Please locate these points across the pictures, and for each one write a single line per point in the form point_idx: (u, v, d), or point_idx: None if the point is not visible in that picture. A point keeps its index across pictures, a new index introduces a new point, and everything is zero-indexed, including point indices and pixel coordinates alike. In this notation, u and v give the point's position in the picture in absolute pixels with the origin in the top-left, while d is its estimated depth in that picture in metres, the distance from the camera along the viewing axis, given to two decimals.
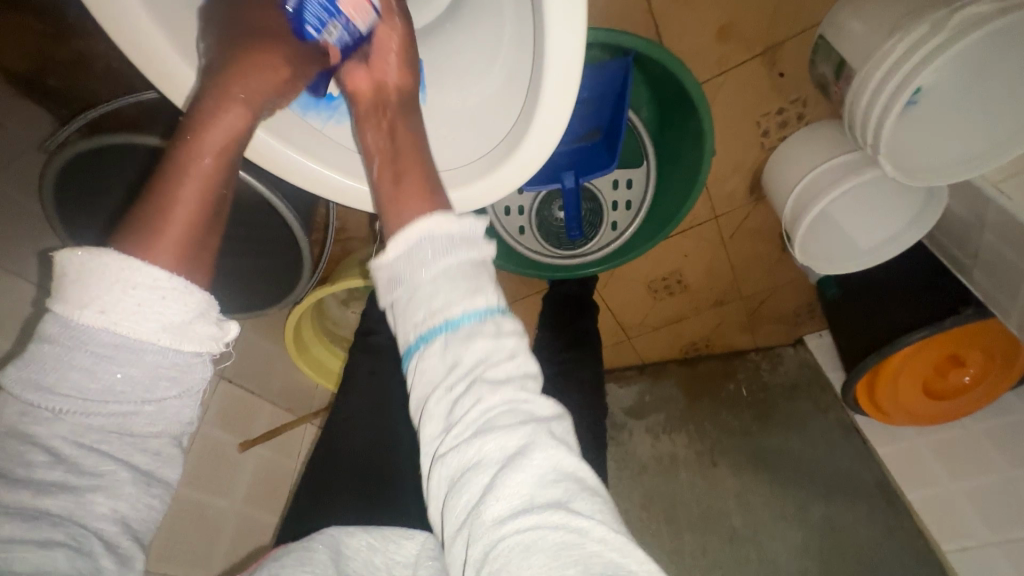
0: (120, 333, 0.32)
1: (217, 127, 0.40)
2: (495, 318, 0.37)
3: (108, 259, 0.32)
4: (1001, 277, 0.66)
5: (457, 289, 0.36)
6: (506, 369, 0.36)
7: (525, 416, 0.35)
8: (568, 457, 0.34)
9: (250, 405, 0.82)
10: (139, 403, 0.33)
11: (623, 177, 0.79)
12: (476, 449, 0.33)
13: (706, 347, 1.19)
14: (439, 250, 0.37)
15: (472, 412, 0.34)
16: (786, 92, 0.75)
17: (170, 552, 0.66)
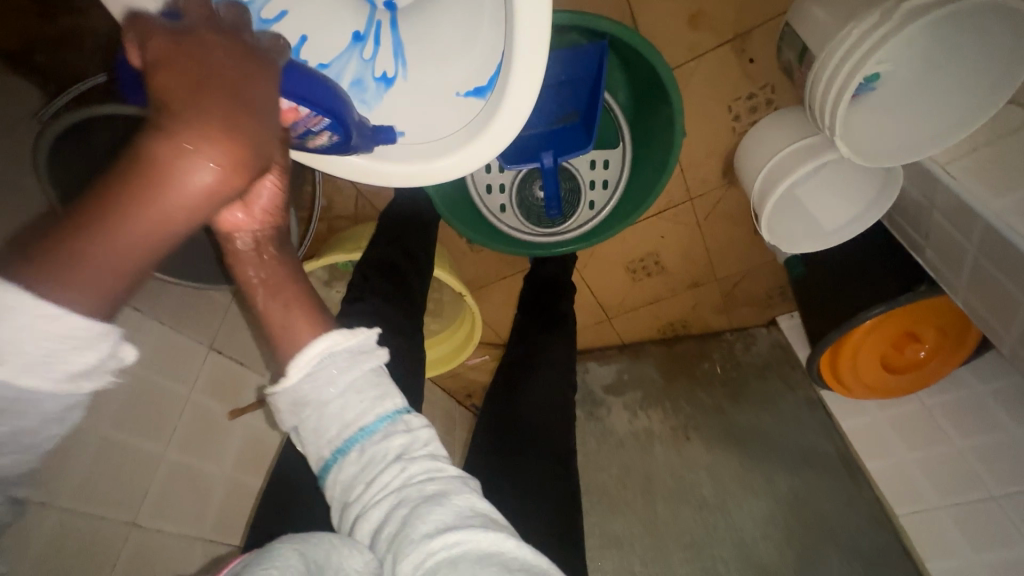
0: (12, 382, 0.30)
1: (181, 190, 0.34)
2: (405, 414, 0.44)
3: (9, 304, 0.29)
4: (949, 255, 0.70)
5: (370, 390, 0.44)
6: (422, 444, 0.42)
7: (442, 471, 0.41)
8: (482, 498, 0.40)
9: (238, 375, 0.85)
10: (17, 451, 0.33)
11: (600, 157, 0.84)
12: (399, 498, 0.38)
13: (683, 327, 1.24)
14: (341, 368, 0.44)
15: (392, 480, 0.40)
16: (755, 78, 0.79)
17: (164, 508, 0.69)
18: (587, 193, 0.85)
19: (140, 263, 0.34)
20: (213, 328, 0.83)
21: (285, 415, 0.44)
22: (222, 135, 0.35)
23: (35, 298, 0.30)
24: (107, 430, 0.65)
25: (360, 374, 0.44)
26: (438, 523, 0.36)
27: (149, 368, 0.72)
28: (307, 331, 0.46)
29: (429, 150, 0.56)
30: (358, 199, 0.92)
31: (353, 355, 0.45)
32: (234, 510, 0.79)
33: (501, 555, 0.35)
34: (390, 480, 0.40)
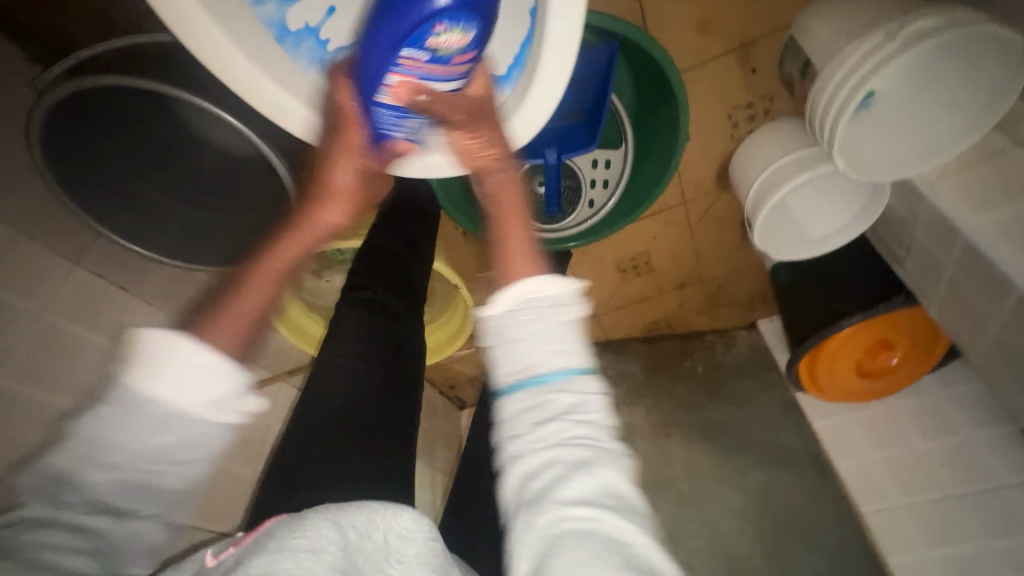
0: (170, 404, 0.43)
1: (282, 252, 0.58)
2: (590, 373, 0.42)
3: (169, 341, 0.44)
4: (928, 268, 0.74)
5: (562, 340, 0.42)
6: (592, 410, 0.41)
7: (602, 445, 0.39)
8: (631, 488, 0.38)
9: None
10: (167, 465, 0.44)
11: (602, 157, 0.84)
12: (551, 458, 0.38)
13: (666, 327, 1.29)
14: (544, 309, 0.42)
15: (553, 433, 0.39)
16: (755, 88, 0.81)
17: None
18: (587, 192, 0.85)
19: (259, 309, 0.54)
20: None
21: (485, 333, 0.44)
22: (324, 218, 0.62)
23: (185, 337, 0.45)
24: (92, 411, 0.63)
25: (558, 321, 0.42)
26: (584, 501, 0.36)
27: None
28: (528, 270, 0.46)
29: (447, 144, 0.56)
30: None
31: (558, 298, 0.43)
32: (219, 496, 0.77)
33: (629, 548, 0.35)
34: (551, 434, 0.39)
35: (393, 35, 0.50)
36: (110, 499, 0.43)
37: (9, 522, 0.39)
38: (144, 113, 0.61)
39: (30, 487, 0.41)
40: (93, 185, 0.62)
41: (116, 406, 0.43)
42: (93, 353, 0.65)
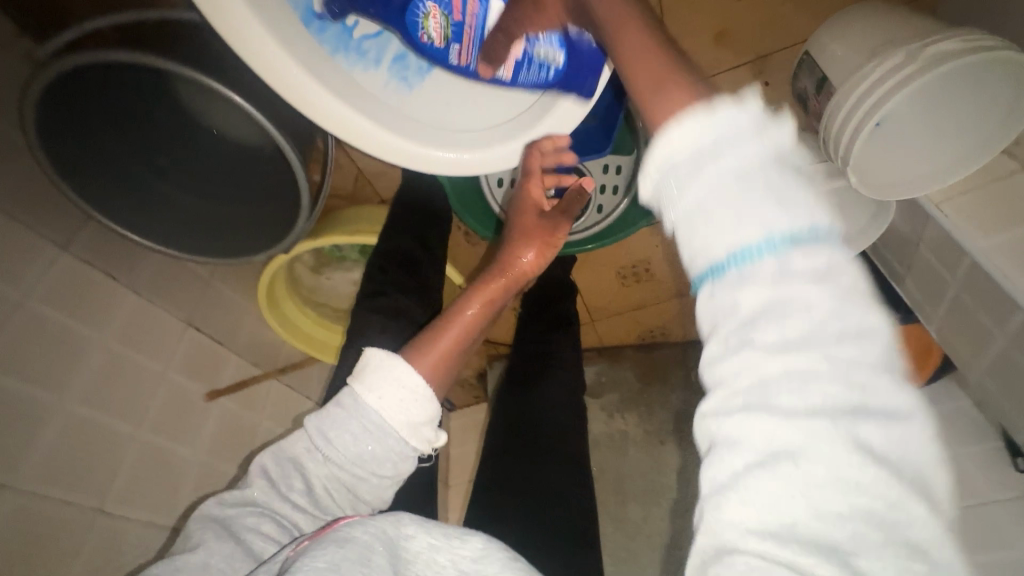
0: (378, 418, 0.55)
1: (470, 302, 0.69)
2: (808, 253, 0.28)
3: (387, 361, 0.57)
4: (930, 286, 0.75)
5: (737, 209, 0.29)
6: (807, 324, 0.27)
7: (819, 389, 0.27)
8: (879, 453, 0.26)
9: (216, 355, 0.80)
10: (369, 470, 0.55)
11: (613, 162, 0.83)
12: (742, 421, 0.28)
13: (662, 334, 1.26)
14: (706, 161, 0.30)
15: (745, 381, 0.28)
16: (767, 101, 0.81)
17: (131, 494, 0.64)
18: (597, 196, 0.85)
19: (452, 350, 0.64)
20: (190, 303, 0.78)
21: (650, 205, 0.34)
22: (509, 262, 0.71)
23: (399, 360, 0.57)
24: (75, 406, 0.60)
25: (728, 171, 0.30)
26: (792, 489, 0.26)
27: (122, 344, 0.66)
28: (685, 94, 0.33)
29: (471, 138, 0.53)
30: (357, 179, 0.88)
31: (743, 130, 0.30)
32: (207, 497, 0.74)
33: None
34: (738, 371, 0.28)
35: (441, 58, 0.53)
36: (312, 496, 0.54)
37: (246, 500, 0.53)
38: (146, 91, 0.57)
39: (263, 471, 0.55)
40: (91, 171, 0.59)
41: (344, 408, 0.56)
42: (79, 345, 0.61)
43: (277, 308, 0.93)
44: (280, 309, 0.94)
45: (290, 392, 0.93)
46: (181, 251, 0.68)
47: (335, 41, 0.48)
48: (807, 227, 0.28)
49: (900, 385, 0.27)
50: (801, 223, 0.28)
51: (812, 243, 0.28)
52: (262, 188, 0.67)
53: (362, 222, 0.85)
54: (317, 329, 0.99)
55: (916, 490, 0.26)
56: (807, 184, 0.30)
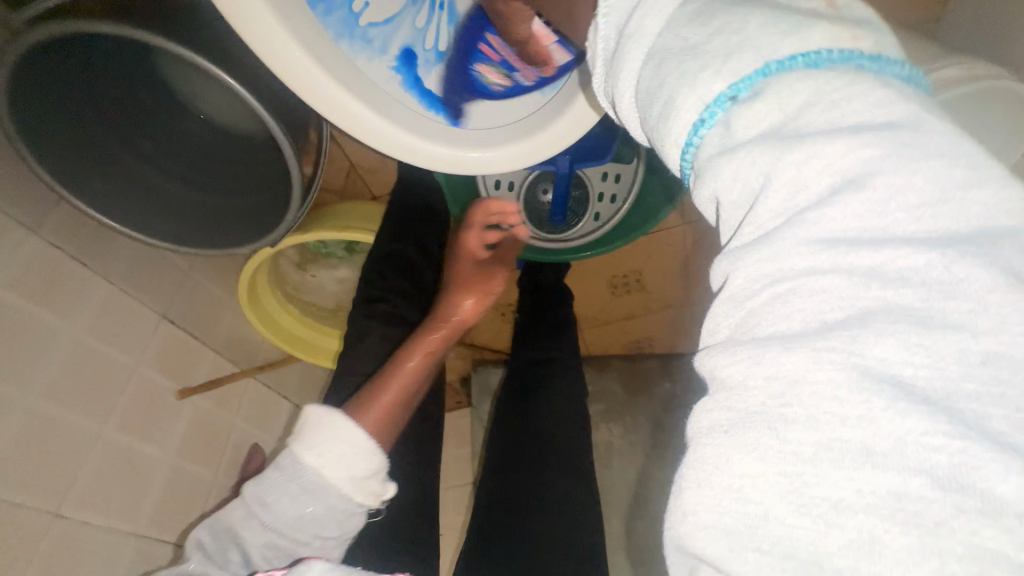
0: (320, 477, 0.58)
1: (416, 355, 0.68)
2: (766, 112, 0.23)
3: (325, 419, 0.59)
4: None
5: (667, 97, 0.27)
6: (792, 194, 0.22)
7: (795, 299, 0.22)
8: (892, 381, 0.19)
9: (191, 351, 0.76)
10: (309, 530, 0.58)
11: (612, 170, 0.82)
12: (717, 369, 0.24)
13: (649, 345, 1.21)
14: (641, 37, 0.29)
15: (732, 290, 0.24)
16: None
17: (92, 496, 0.60)
18: (594, 204, 0.84)
19: (396, 401, 0.65)
20: (166, 296, 0.74)
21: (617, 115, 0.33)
22: (452, 310, 0.72)
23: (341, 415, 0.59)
24: (36, 399, 0.55)
25: (643, 54, 0.29)
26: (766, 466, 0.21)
27: (90, 334, 0.62)
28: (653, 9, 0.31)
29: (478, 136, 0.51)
30: (350, 175, 0.86)
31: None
32: (175, 501, 0.69)
33: None
34: (730, 280, 0.24)
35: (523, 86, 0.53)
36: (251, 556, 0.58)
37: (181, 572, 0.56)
38: (133, 69, 0.55)
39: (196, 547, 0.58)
40: (66, 146, 0.55)
41: (284, 471, 0.58)
42: (45, 334, 0.57)
43: (259, 305, 0.90)
44: (261, 306, 0.90)
45: (266, 392, 0.89)
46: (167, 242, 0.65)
47: (340, 26, 0.45)
48: (748, 80, 0.24)
49: (945, 266, 0.19)
50: (744, 79, 0.24)
51: (763, 98, 0.23)
52: (255, 171, 0.64)
53: (353, 218, 0.82)
54: (301, 328, 0.96)
55: (986, 448, 0.18)
56: (772, 11, 0.25)
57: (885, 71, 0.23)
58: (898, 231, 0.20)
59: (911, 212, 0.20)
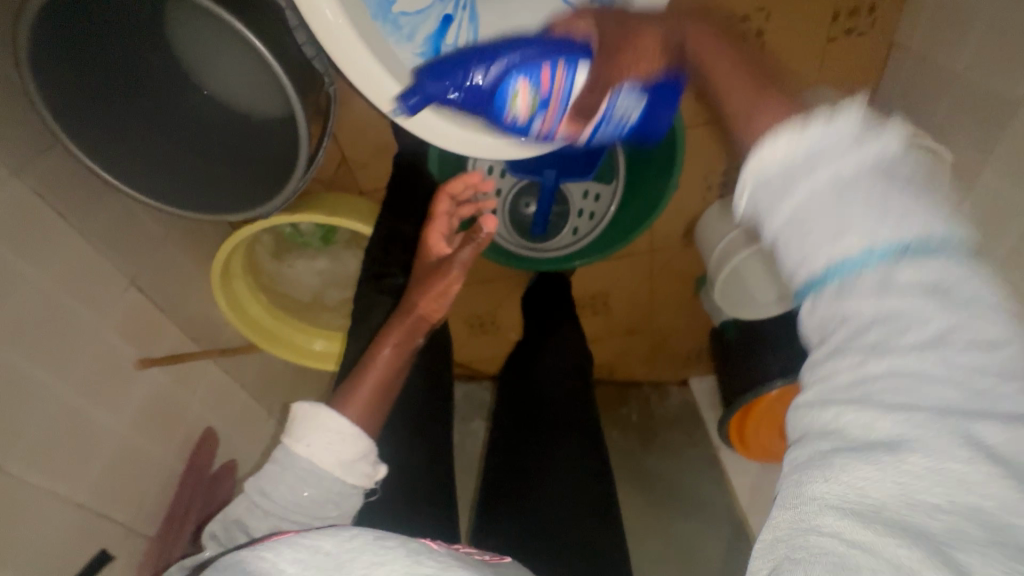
0: (314, 463, 0.59)
1: (387, 345, 0.70)
2: (925, 250, 0.28)
3: (307, 412, 0.61)
4: None
5: (821, 218, 0.30)
6: (941, 350, 0.27)
7: (924, 439, 0.27)
8: (1003, 457, 0.26)
9: (157, 322, 0.74)
10: (308, 516, 0.58)
11: (593, 189, 0.88)
12: (837, 416, 0.29)
13: (609, 372, 1.32)
14: (833, 152, 0.30)
15: (875, 413, 0.28)
16: (731, 159, 0.92)
17: (39, 460, 0.56)
18: (573, 219, 0.89)
19: (375, 389, 0.67)
20: (143, 264, 0.72)
21: (743, 222, 0.35)
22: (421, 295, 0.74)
23: (322, 407, 0.61)
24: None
25: (821, 181, 0.30)
26: (885, 497, 0.27)
27: (62, 291, 0.60)
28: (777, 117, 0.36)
29: (481, 123, 0.56)
30: (342, 167, 0.88)
31: (851, 148, 0.30)
32: (122, 476, 0.66)
33: None
34: (874, 407, 0.28)
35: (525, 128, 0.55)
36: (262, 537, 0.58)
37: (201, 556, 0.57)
38: None
39: (211, 536, 0.59)
40: (76, 93, 0.55)
41: (278, 462, 0.60)
42: (18, 283, 0.55)
43: (230, 290, 0.88)
44: (232, 291, 0.88)
45: (226, 377, 0.87)
46: (142, 195, 0.63)
47: (376, 8, 0.51)
48: (915, 238, 0.28)
49: None
50: (914, 237, 0.28)
51: (925, 258, 0.28)
52: (252, 147, 0.66)
53: (342, 210, 0.83)
54: (267, 317, 0.94)
55: None
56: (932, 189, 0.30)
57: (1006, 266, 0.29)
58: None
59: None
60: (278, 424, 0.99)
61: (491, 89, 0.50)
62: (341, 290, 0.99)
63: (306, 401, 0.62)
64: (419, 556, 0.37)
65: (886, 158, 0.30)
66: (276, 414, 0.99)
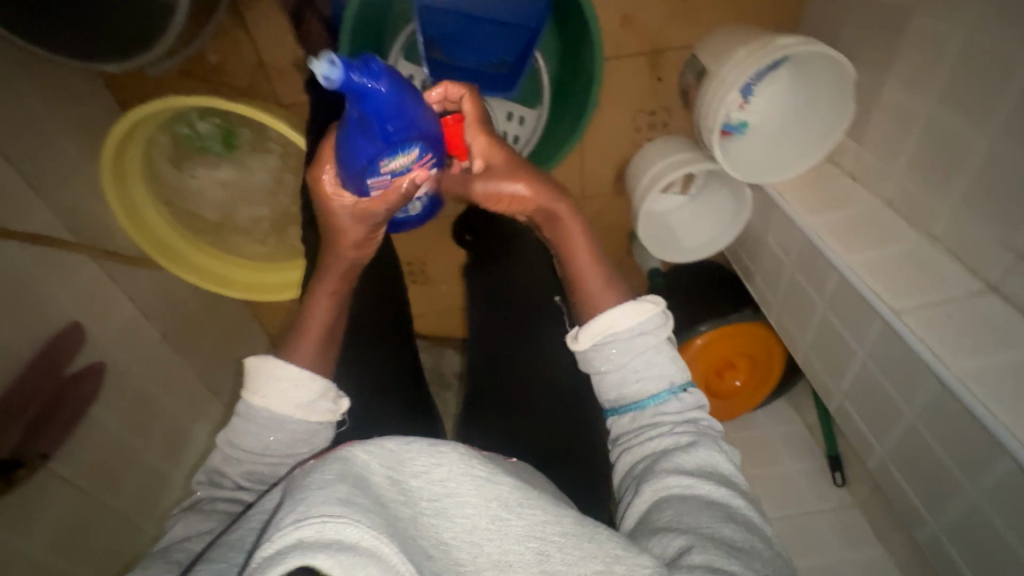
0: (270, 411, 0.59)
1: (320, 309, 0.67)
2: (678, 373, 0.58)
3: (258, 366, 0.61)
4: (771, 277, 0.85)
5: (641, 358, 0.58)
6: (694, 424, 0.55)
7: (703, 463, 0.51)
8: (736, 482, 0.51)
9: (22, 195, 0.66)
10: (280, 456, 0.59)
11: (518, 112, 0.86)
12: (660, 442, 0.54)
13: None
14: (639, 330, 0.58)
15: (689, 460, 0.51)
16: (658, 97, 0.92)
17: None
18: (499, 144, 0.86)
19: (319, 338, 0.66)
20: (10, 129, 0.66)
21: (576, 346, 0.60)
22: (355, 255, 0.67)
23: (272, 359, 0.61)
24: None
25: (644, 342, 0.58)
26: (692, 469, 0.51)
27: None
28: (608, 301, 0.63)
29: None
30: (259, 72, 0.84)
31: (652, 331, 0.58)
32: None
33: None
34: (674, 447, 0.53)
35: (366, 171, 0.55)
36: (248, 481, 0.60)
37: (194, 501, 0.59)
38: None
39: (198, 484, 0.61)
40: None
41: (241, 417, 0.60)
42: None
43: (124, 190, 0.81)
44: (126, 192, 0.81)
45: (108, 280, 0.79)
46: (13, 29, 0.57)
47: None
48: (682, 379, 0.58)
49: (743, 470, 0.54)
50: (685, 379, 0.58)
51: (687, 386, 0.58)
52: None
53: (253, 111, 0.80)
54: (169, 233, 0.88)
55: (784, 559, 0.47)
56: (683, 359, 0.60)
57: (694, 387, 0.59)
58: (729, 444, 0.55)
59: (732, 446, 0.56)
60: (170, 348, 0.91)
61: (388, 137, 0.53)
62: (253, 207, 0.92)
63: (253, 357, 0.61)
64: (474, 459, 0.42)
65: (666, 340, 0.59)
66: (169, 338, 0.91)
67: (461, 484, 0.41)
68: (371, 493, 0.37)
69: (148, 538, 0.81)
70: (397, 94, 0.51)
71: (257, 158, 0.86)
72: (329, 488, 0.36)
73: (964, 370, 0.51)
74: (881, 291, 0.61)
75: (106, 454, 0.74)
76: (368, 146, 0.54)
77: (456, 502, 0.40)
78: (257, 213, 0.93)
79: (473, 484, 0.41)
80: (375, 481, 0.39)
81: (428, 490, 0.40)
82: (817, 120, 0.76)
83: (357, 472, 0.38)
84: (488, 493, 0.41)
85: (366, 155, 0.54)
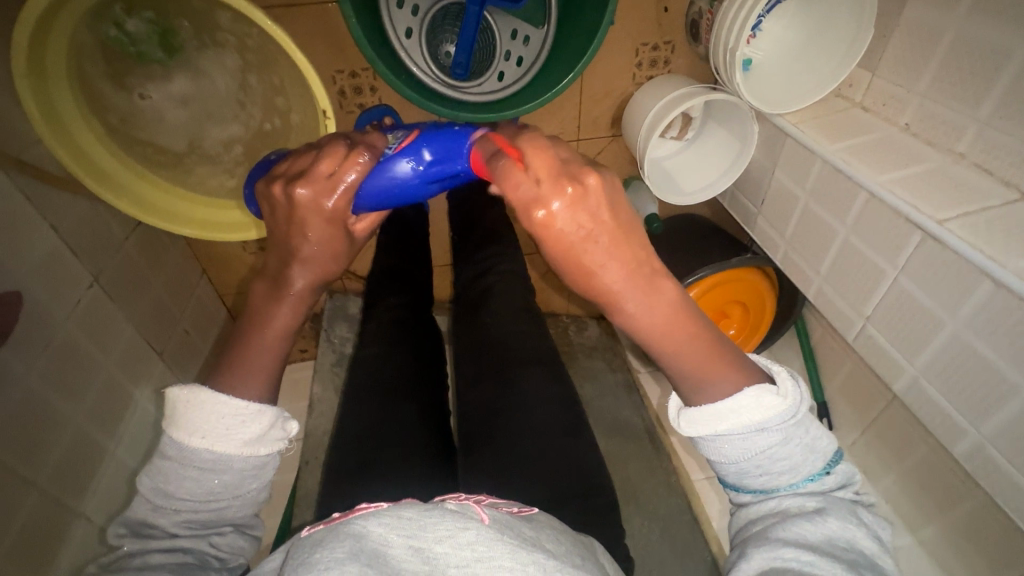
0: (213, 450, 0.46)
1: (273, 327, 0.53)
2: (814, 460, 0.48)
3: (192, 402, 0.47)
4: (777, 215, 0.84)
5: (767, 444, 0.47)
6: (833, 506, 0.46)
7: (823, 530, 0.44)
8: (874, 561, 0.44)
9: None
10: (228, 497, 0.47)
11: (522, 31, 0.80)
12: (776, 502, 0.48)
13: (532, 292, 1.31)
14: (748, 431, 0.47)
15: (810, 532, 0.44)
16: (664, 30, 0.88)
17: None
18: (499, 63, 0.81)
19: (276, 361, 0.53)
20: None
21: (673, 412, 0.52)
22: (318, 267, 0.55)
23: (209, 393, 0.47)
24: None
25: (769, 433, 0.47)
26: (818, 541, 0.44)
27: None
28: (729, 381, 0.49)
29: None
30: None
31: (782, 424, 0.47)
32: None
33: None
34: (792, 521, 0.45)
35: (379, 199, 0.58)
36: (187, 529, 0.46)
37: (116, 558, 0.44)
38: None
39: (118, 538, 0.46)
40: None
41: (171, 462, 0.46)
42: None
43: (45, 95, 0.64)
44: (46, 95, 0.64)
45: (24, 201, 0.63)
46: None
47: None
48: (835, 455, 0.49)
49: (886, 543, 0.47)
50: (835, 454, 0.50)
51: (836, 462, 0.49)
52: None
53: (225, 11, 0.65)
54: (102, 156, 0.71)
55: None
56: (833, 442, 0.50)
57: (845, 469, 0.50)
58: (878, 530, 0.47)
59: (882, 532, 0.48)
60: (103, 294, 0.75)
61: (415, 179, 0.58)
62: (220, 127, 0.77)
63: (178, 385, 0.48)
64: (499, 530, 0.37)
65: (802, 429, 0.48)
66: (102, 282, 0.75)
67: (493, 549, 0.35)
68: (388, 569, 0.33)
69: (79, 522, 0.67)
70: (451, 167, 0.58)
71: (214, 64, 0.71)
72: (337, 570, 0.32)
73: (1020, 269, 0.50)
74: (918, 204, 0.59)
75: (20, 412, 0.58)
76: (402, 182, 0.58)
77: (488, 567, 0.34)
78: (219, 135, 0.78)
79: (506, 552, 0.35)
80: (395, 556, 0.35)
81: (455, 558, 0.35)
82: (825, 45, 0.76)
83: (372, 548, 0.35)
84: (523, 556, 0.35)
85: (391, 185, 0.57)
